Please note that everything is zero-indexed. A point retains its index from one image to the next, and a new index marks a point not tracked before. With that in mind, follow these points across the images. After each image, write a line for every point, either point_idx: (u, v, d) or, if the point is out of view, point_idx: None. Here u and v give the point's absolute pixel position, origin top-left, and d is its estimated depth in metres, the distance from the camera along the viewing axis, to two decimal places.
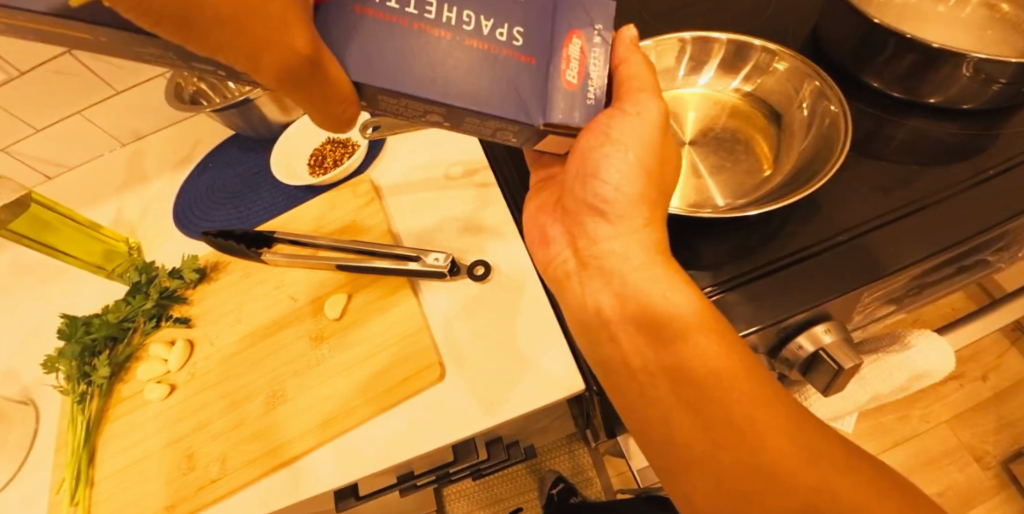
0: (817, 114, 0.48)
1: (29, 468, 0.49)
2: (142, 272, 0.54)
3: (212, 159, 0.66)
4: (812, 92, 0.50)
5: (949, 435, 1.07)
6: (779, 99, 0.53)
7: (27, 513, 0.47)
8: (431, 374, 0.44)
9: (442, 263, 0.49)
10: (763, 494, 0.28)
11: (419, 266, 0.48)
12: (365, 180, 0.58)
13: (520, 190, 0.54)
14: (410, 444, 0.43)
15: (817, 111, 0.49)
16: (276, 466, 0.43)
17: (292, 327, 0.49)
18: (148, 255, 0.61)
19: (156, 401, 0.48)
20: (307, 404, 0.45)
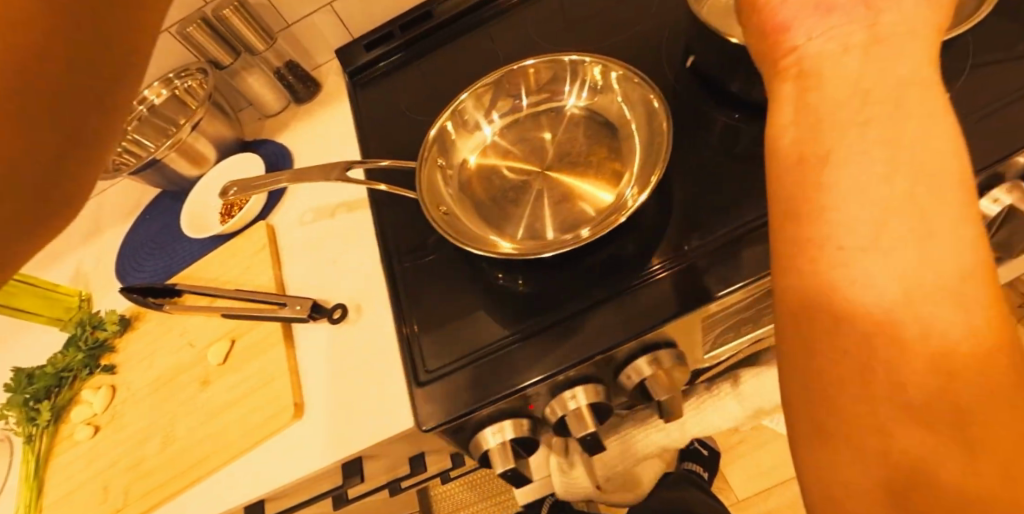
0: (640, 105, 0.52)
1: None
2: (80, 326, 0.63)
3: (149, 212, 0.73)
4: (626, 86, 0.53)
5: None
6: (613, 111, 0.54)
7: None
8: (291, 413, 0.48)
9: (300, 309, 0.52)
10: (984, 419, 0.13)
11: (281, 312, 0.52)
12: (262, 227, 0.63)
13: (388, 228, 0.57)
14: (269, 478, 0.48)
15: (639, 103, 0.52)
16: (164, 498, 0.50)
17: (189, 371, 0.55)
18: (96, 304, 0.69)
19: (85, 440, 0.56)
20: (191, 442, 0.51)
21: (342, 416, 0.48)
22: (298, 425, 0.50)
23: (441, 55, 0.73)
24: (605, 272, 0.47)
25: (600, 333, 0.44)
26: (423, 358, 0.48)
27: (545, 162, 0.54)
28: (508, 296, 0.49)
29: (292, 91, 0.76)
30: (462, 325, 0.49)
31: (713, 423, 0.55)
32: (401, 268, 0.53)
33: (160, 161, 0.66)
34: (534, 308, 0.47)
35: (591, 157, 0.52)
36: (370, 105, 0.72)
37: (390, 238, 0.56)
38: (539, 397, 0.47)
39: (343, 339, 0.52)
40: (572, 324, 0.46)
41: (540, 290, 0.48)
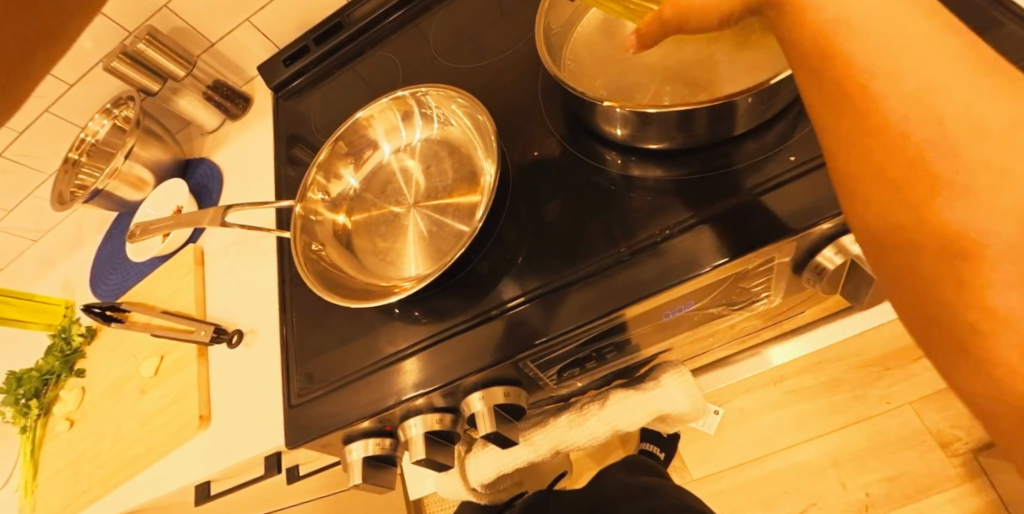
0: (489, 144, 0.53)
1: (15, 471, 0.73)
2: (59, 333, 0.74)
3: (116, 227, 0.83)
4: (479, 121, 0.55)
5: (912, 419, 1.07)
6: (473, 146, 0.56)
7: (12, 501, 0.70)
8: (198, 424, 0.58)
9: (202, 336, 0.61)
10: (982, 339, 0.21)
11: (185, 340, 0.60)
12: (189, 248, 0.70)
13: (283, 258, 0.63)
14: (186, 474, 0.58)
15: (488, 141, 0.54)
16: (112, 484, 0.61)
17: (133, 380, 0.65)
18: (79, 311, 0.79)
19: (64, 432, 0.68)
20: (134, 439, 0.61)
21: (240, 426, 0.57)
22: (228, 411, 0.59)
23: (358, 72, 0.76)
24: (452, 309, 0.54)
25: (560, 319, 0.48)
26: (301, 384, 0.55)
27: (412, 198, 0.57)
28: (375, 329, 0.56)
29: (225, 109, 0.82)
30: (336, 357, 0.56)
31: (573, 437, 0.59)
32: (288, 301, 0.61)
33: (103, 191, 0.73)
34: (396, 339, 0.54)
35: (447, 193, 0.56)
36: (288, 119, 0.77)
37: (282, 268, 0.62)
38: (392, 421, 0.52)
39: (247, 357, 0.61)
40: (419, 353, 0.52)
41: (404, 322, 0.55)
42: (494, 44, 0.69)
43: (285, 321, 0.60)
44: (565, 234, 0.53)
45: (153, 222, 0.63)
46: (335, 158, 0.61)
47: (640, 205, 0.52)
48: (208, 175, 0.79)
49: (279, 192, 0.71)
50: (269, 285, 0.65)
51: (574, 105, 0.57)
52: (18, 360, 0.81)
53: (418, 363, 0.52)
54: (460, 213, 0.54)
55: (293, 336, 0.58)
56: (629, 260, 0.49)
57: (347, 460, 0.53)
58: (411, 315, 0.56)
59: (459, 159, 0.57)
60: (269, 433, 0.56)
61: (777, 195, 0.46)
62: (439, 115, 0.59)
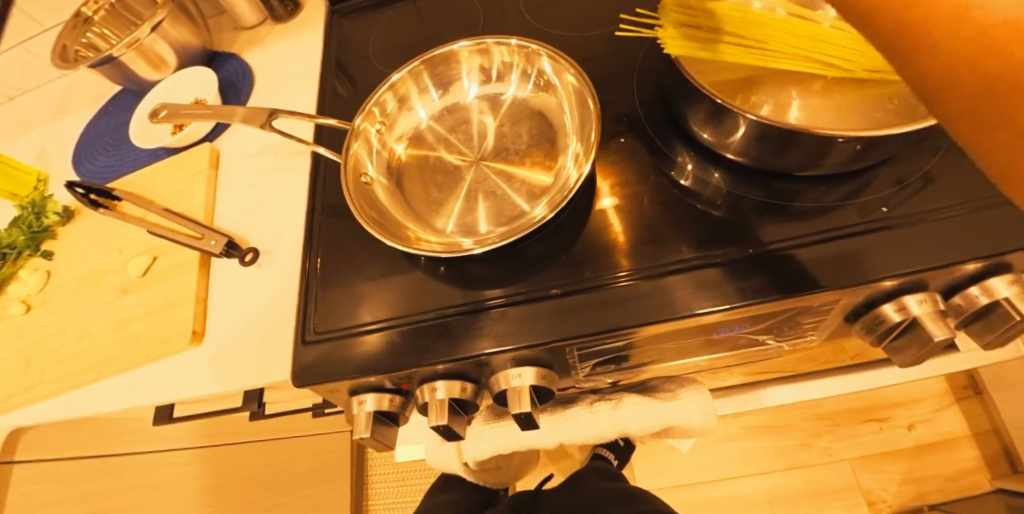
0: (583, 120, 0.50)
1: None
2: (28, 207, 0.65)
3: (112, 105, 0.75)
4: (578, 94, 0.52)
5: (848, 473, 1.13)
6: (560, 119, 0.53)
7: None
8: (190, 340, 0.52)
9: (213, 246, 0.55)
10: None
11: (193, 245, 0.54)
12: (206, 148, 0.63)
13: (328, 182, 0.58)
14: (159, 391, 0.52)
15: (584, 115, 0.50)
16: (69, 386, 0.54)
17: (112, 276, 0.58)
18: (52, 187, 0.71)
19: (17, 316, 0.60)
20: (103, 341, 0.55)
21: (234, 351, 0.52)
22: (222, 332, 0.54)
23: (427, 10, 0.71)
24: (499, 277, 0.51)
25: (606, 312, 0.46)
26: (322, 317, 0.50)
27: (478, 154, 0.53)
28: (411, 281, 0.52)
29: (272, 10, 0.75)
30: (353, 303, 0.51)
31: (578, 433, 0.57)
32: (317, 231, 0.55)
33: (118, 59, 0.65)
34: (436, 296, 0.50)
35: (522, 157, 0.52)
36: (338, 38, 0.71)
37: (316, 194, 0.57)
38: (411, 380, 0.49)
39: (258, 280, 0.55)
40: (460, 317, 0.49)
41: (443, 280, 0.51)
42: (581, 18, 0.65)
43: (310, 254, 0.54)
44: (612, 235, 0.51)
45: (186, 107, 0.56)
46: (404, 88, 0.57)
47: (680, 221, 0.50)
48: (237, 74, 0.72)
49: (320, 112, 0.65)
50: (300, 207, 0.59)
51: (670, 102, 0.54)
52: None
53: (455, 328, 0.48)
54: (529, 182, 0.51)
55: (317, 273, 0.53)
56: (658, 278, 0.47)
57: (354, 413, 0.49)
58: (460, 273, 0.52)
59: (541, 127, 0.54)
60: (268, 368, 0.51)
61: (872, 238, 0.45)
62: (534, 76, 0.56)
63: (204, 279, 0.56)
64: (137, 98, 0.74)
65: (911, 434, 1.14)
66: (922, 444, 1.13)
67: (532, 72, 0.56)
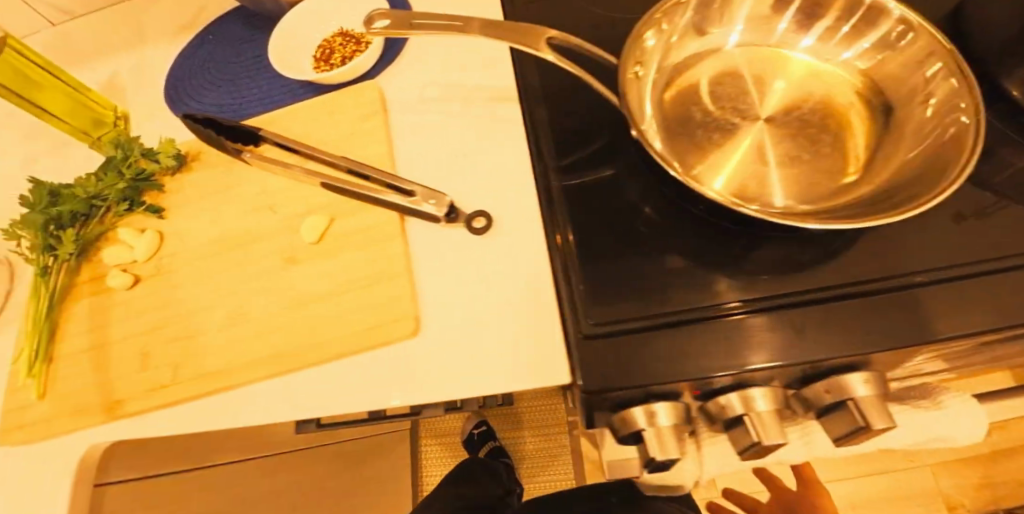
0: (932, 86, 0.38)
1: None
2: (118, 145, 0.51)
3: (214, 31, 0.61)
4: (919, 53, 0.40)
5: (927, 479, 1.01)
6: (882, 77, 0.42)
7: None
8: (410, 327, 0.39)
9: (434, 205, 0.41)
10: None
11: (409, 203, 0.41)
12: (372, 87, 0.51)
13: (564, 134, 0.46)
14: (370, 395, 0.38)
15: (933, 81, 0.39)
16: (223, 387, 0.40)
17: (264, 242, 0.45)
18: (134, 129, 0.58)
19: (119, 290, 0.46)
20: (266, 326, 0.41)
21: (458, 345, 0.39)
22: (444, 317, 0.40)
23: None
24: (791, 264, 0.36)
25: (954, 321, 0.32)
26: (588, 307, 0.36)
27: (766, 111, 0.42)
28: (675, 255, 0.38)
29: None
30: (621, 289, 0.37)
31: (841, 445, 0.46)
32: (559, 194, 0.42)
33: None
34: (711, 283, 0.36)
35: (832, 123, 0.41)
36: None
37: (545, 150, 0.45)
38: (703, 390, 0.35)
39: (474, 253, 0.42)
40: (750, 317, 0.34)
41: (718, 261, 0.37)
42: None
43: (554, 225, 0.41)
44: (755, 259, 0.37)
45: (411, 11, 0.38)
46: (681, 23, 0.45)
47: (844, 232, 0.37)
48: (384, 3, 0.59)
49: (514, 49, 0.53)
50: (513, 164, 0.46)
51: (1008, 40, 0.39)
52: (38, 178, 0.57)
53: (748, 335, 0.33)
54: (846, 151, 0.40)
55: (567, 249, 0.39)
56: (869, 296, 0.34)
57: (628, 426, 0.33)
58: (734, 254, 0.37)
59: (855, 89, 0.43)
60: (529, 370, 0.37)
61: None
62: (855, 26, 0.43)
63: (407, 249, 0.43)
64: (245, 27, 0.60)
65: (1003, 435, 1.02)
66: (999, 450, 1.01)
67: (860, 19, 0.43)
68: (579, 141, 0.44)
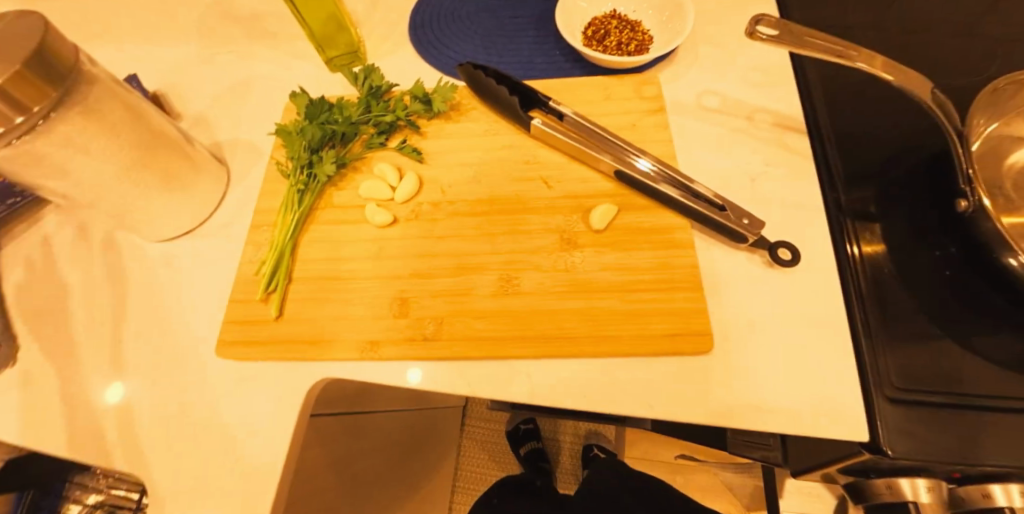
0: None
1: (216, 224, 0.49)
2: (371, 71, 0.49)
3: None
4: None
5: None
6: None
7: (214, 265, 0.46)
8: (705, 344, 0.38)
9: (746, 227, 0.40)
10: None
11: (723, 219, 0.40)
12: (654, 83, 0.49)
13: (858, 183, 0.45)
14: (654, 403, 0.37)
15: None
16: (490, 354, 0.39)
17: (540, 214, 0.43)
18: (370, 58, 0.56)
19: (374, 225, 0.44)
20: (542, 303, 0.40)
21: (747, 371, 0.38)
22: (731, 342, 0.39)
23: None
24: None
25: None
26: (885, 336, 0.39)
27: None
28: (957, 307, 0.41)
29: None
30: (913, 332, 0.39)
31: None
32: (851, 216, 0.44)
33: None
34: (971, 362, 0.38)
35: None
36: None
37: (838, 181, 0.45)
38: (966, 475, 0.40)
39: (759, 281, 0.41)
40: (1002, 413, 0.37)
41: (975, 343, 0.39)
42: None
43: (848, 239, 0.42)
44: (990, 342, 0.39)
45: (798, 28, 0.37)
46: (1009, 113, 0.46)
47: None
48: None
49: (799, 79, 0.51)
50: (800, 198, 0.44)
51: None
52: (269, 85, 0.56)
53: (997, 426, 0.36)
54: None
55: (873, 259, 0.42)
56: None
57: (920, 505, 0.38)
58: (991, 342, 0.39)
59: None
60: (827, 421, 0.36)
61: None
62: None
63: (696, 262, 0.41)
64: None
65: None
66: None
67: None
68: (868, 171, 0.46)
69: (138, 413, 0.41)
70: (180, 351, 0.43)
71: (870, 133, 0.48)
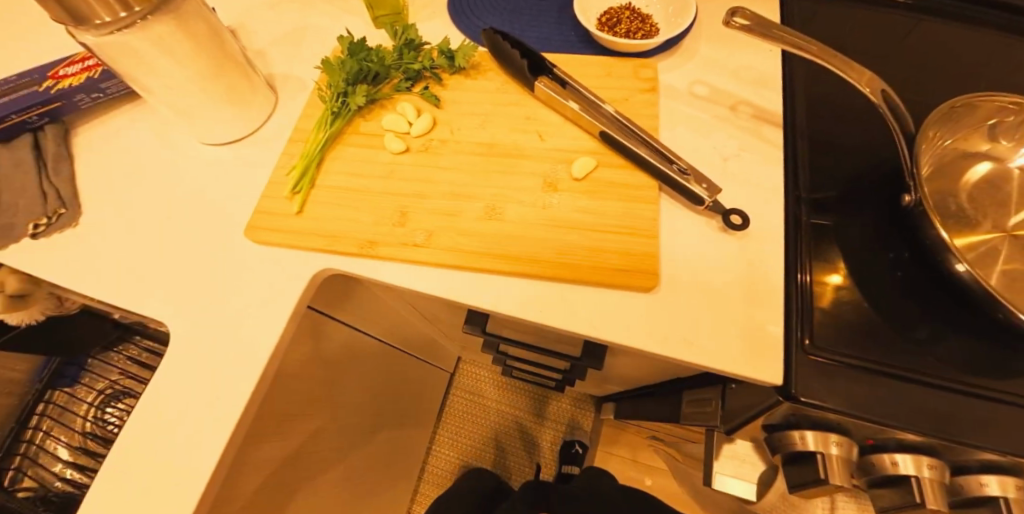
0: None
1: (260, 139, 0.58)
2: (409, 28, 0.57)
3: None
4: None
5: None
6: None
7: (254, 170, 0.55)
8: (651, 282, 0.44)
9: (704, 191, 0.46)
10: None
11: (685, 181, 0.46)
12: (651, 67, 0.55)
13: (819, 177, 0.51)
14: (598, 326, 0.43)
15: None
16: (468, 266, 0.45)
17: (531, 161, 0.50)
18: (411, 20, 0.64)
19: (389, 151, 0.51)
20: (519, 231, 0.46)
21: (684, 311, 0.44)
22: (675, 285, 0.45)
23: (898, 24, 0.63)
24: (958, 355, 0.42)
25: None
26: (826, 342, 0.42)
27: (1007, 226, 0.48)
28: (888, 296, 0.45)
29: None
30: (853, 329, 0.43)
31: None
32: (807, 205, 0.49)
33: None
34: (890, 340, 0.43)
35: None
36: (799, 15, 0.63)
37: (802, 174, 0.51)
38: (883, 441, 0.43)
39: (711, 241, 0.47)
40: (914, 382, 0.41)
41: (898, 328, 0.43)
42: None
43: (799, 268, 0.45)
44: (913, 328, 0.43)
45: (768, 22, 0.44)
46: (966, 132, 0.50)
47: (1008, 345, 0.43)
48: None
49: (785, 82, 0.57)
50: (762, 180, 0.50)
51: None
52: (321, 34, 0.65)
53: (902, 393, 0.40)
54: None
55: (819, 245, 0.47)
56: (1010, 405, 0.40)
57: (826, 455, 0.43)
58: (913, 327, 0.44)
59: None
60: (744, 359, 0.42)
61: None
62: None
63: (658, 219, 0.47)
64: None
65: None
66: None
67: None
68: (831, 170, 0.51)
69: (177, 275, 0.50)
70: (216, 233, 0.52)
71: (839, 136, 0.53)
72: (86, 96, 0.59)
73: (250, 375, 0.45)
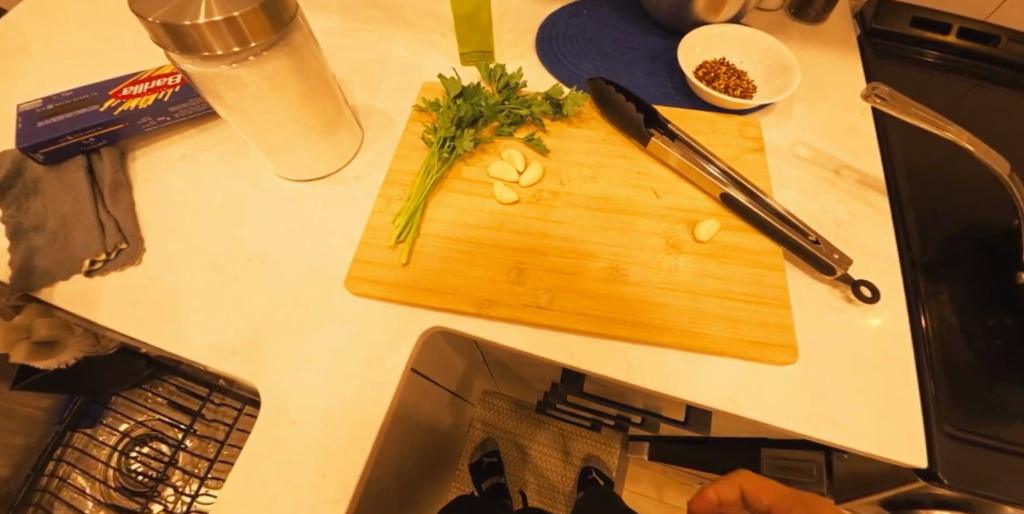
0: None
1: (344, 177, 0.54)
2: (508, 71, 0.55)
3: (588, 10, 0.66)
4: None
5: None
6: None
7: (342, 211, 0.51)
8: (789, 356, 0.42)
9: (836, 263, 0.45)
10: None
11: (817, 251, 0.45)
12: (755, 125, 0.55)
13: (930, 247, 0.50)
14: (738, 402, 0.41)
15: None
16: (596, 332, 0.43)
17: (650, 219, 0.48)
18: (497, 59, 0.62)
19: (499, 201, 0.49)
20: (647, 296, 0.44)
21: (823, 388, 0.42)
22: (808, 360, 0.43)
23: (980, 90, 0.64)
24: None
25: None
26: (954, 410, 0.41)
27: None
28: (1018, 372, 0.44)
29: (804, 8, 0.67)
30: (990, 409, 0.41)
31: None
32: (923, 275, 0.48)
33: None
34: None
35: None
36: (884, 77, 0.64)
37: (914, 242, 0.50)
38: None
39: (835, 311, 0.46)
40: None
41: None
42: None
43: (927, 343, 0.44)
44: None
45: (906, 98, 0.44)
46: None
47: None
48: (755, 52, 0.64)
49: (882, 146, 0.57)
50: (875, 249, 0.50)
51: None
52: (402, 66, 0.62)
53: None
54: None
55: (943, 319, 0.46)
56: None
57: None
58: None
59: None
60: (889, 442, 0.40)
61: None
62: None
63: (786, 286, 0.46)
64: (618, 16, 0.66)
65: None
66: None
67: None
68: (940, 238, 0.51)
69: (263, 327, 0.46)
70: (306, 281, 0.48)
71: (943, 204, 0.53)
72: (152, 119, 0.54)
73: (358, 447, 0.40)
